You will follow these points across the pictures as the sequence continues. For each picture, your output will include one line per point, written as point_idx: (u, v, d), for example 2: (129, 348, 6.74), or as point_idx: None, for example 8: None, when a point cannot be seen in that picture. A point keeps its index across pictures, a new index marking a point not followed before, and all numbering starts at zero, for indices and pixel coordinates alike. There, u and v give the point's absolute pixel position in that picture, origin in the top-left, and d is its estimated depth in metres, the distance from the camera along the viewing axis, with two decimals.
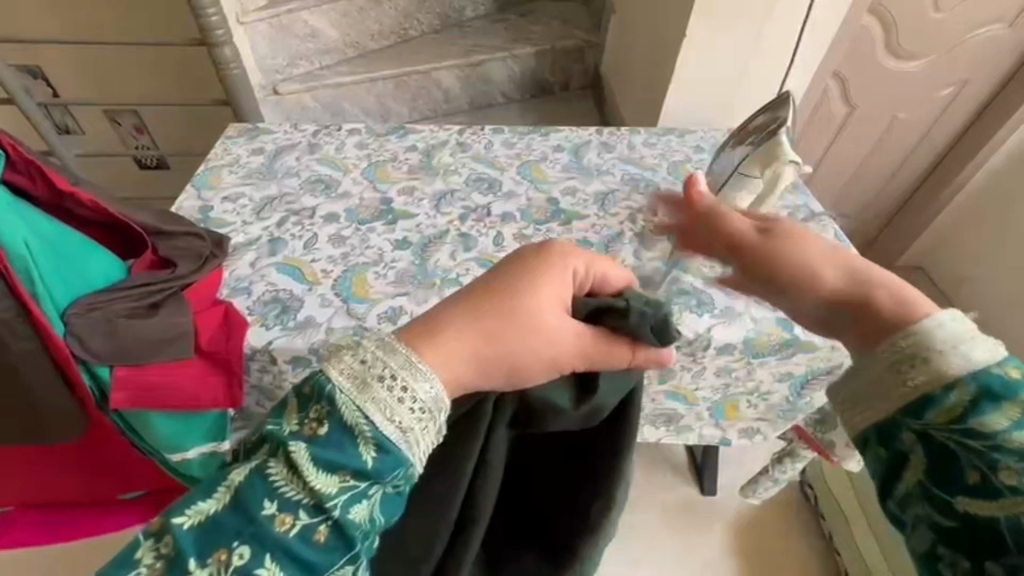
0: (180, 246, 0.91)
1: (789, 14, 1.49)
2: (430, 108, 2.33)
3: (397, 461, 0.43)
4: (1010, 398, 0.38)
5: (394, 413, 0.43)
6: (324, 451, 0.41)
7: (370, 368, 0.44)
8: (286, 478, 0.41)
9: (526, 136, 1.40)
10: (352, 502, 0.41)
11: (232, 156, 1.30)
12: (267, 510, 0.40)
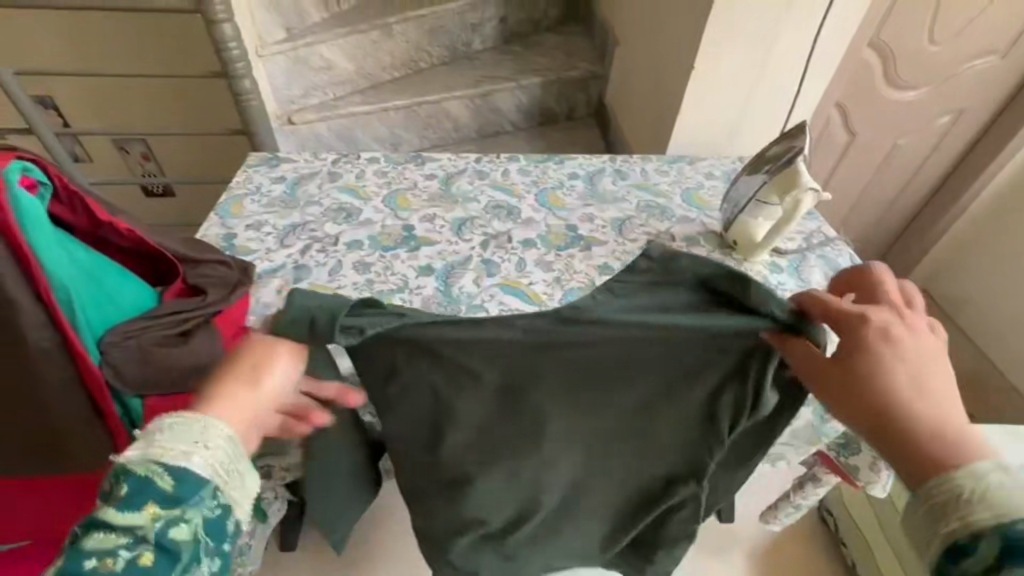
0: (209, 275, 0.91)
1: (793, 46, 1.55)
2: (440, 136, 2.38)
3: (198, 482, 0.52)
4: None
5: (187, 451, 0.52)
6: (127, 501, 0.49)
7: (152, 435, 0.53)
8: (95, 543, 0.47)
9: (542, 164, 1.43)
10: (168, 526, 0.49)
11: (256, 184, 1.32)
12: (89, 563, 0.47)
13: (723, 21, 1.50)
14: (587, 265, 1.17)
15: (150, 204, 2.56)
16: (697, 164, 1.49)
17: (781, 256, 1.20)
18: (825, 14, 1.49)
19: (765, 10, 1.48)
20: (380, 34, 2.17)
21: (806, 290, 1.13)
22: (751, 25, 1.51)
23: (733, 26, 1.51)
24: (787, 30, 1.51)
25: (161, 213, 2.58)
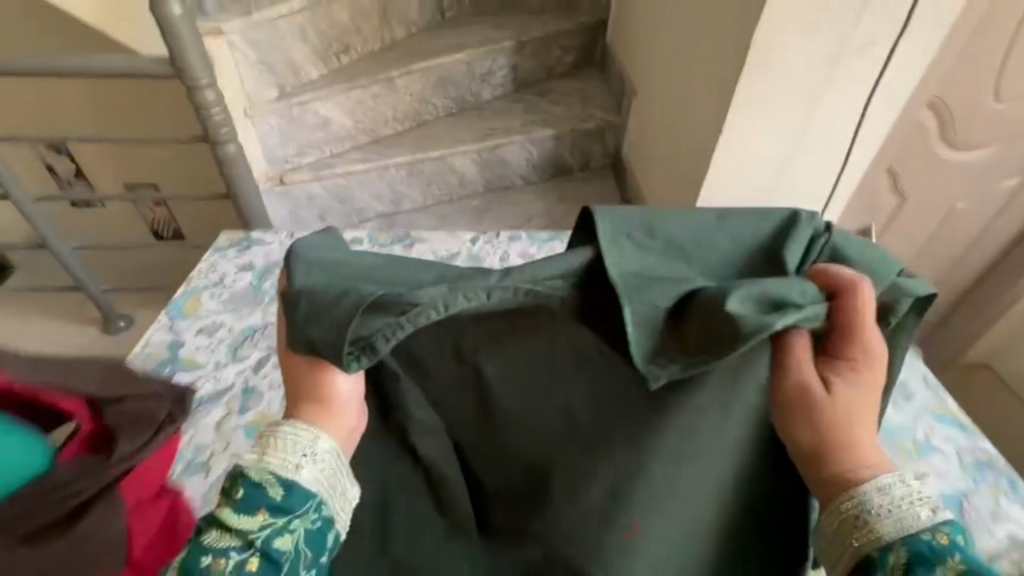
0: (128, 414, 0.78)
1: (838, 107, 1.35)
2: (445, 192, 2.23)
3: (304, 495, 0.57)
4: (937, 560, 0.49)
5: (290, 461, 0.58)
6: (242, 504, 0.55)
7: (265, 446, 0.59)
8: (212, 549, 0.53)
9: (546, 246, 1.25)
10: (275, 535, 0.54)
11: (220, 274, 1.16)
12: (205, 560, 0.52)
13: (758, 80, 1.32)
14: None
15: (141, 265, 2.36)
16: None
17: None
18: (876, 72, 1.29)
19: (807, 69, 1.29)
20: (382, 89, 2.05)
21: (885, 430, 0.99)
22: (790, 84, 1.32)
23: (770, 87, 1.32)
24: (832, 90, 1.32)
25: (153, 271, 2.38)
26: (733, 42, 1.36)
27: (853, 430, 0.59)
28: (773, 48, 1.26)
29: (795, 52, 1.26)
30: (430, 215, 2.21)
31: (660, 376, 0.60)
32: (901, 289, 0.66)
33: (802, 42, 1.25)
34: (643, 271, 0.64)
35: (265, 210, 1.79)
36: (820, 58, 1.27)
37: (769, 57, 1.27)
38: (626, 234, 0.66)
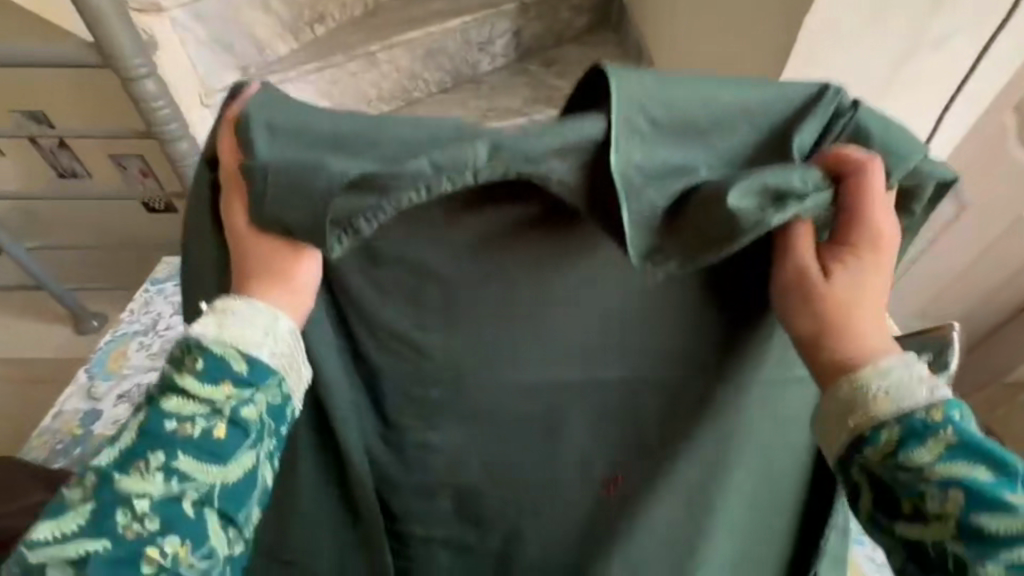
0: (29, 505, 0.97)
1: (908, 101, 1.11)
2: None
3: (265, 373, 0.65)
4: (931, 437, 0.57)
5: (252, 339, 0.65)
6: (206, 374, 0.63)
7: (224, 325, 0.65)
8: (175, 426, 0.62)
9: None
10: (243, 404, 0.64)
11: None
12: (173, 422, 0.62)
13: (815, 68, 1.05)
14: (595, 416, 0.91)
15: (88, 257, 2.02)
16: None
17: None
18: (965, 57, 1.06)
19: (880, 56, 1.02)
20: (362, 65, 1.80)
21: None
22: (854, 77, 1.05)
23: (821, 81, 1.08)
24: (905, 81, 1.07)
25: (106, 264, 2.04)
26: (783, 16, 1.05)
27: (852, 313, 0.64)
28: (841, 25, 0.98)
29: (870, 33, 0.99)
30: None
31: (656, 270, 0.60)
32: (926, 173, 0.64)
33: (877, 19, 0.97)
34: (650, 162, 0.59)
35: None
36: (895, 42, 1.01)
37: (834, 39, 1.00)
38: (627, 112, 0.58)
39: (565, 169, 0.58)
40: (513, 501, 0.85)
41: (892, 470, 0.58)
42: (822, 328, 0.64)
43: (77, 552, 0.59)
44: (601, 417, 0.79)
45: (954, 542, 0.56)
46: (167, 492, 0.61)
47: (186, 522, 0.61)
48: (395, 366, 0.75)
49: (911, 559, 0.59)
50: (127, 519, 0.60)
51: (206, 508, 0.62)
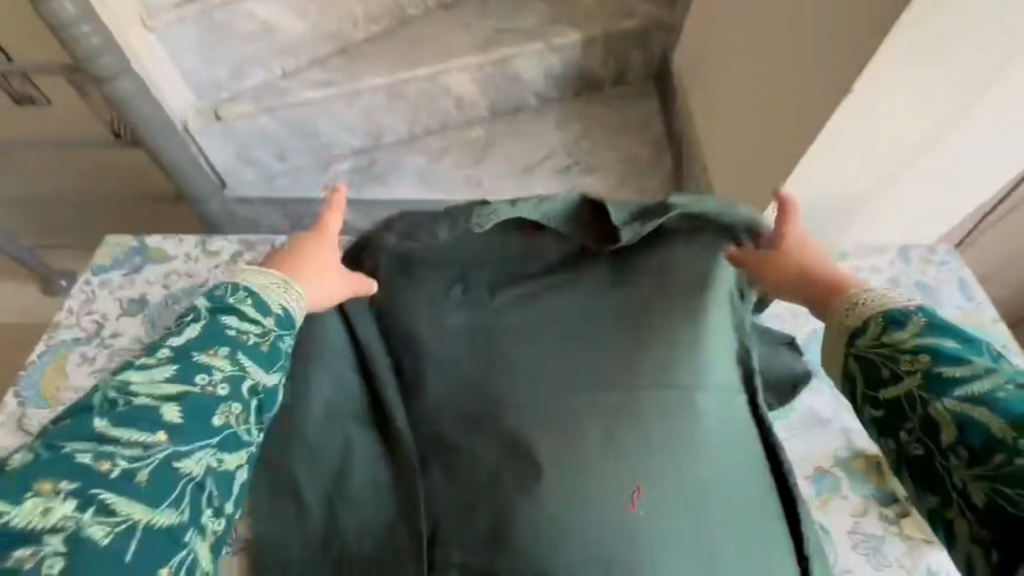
0: None
1: (874, 215, 0.96)
2: (430, 124, 1.36)
3: (293, 323, 0.61)
4: (905, 320, 0.54)
5: (285, 288, 0.63)
6: (260, 300, 0.60)
7: (262, 279, 0.63)
8: (236, 323, 0.57)
9: None
10: (283, 334, 0.59)
11: (95, 317, 0.82)
12: (230, 330, 0.57)
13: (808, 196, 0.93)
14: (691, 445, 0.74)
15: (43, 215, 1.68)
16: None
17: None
18: (968, 179, 0.90)
19: (876, 167, 0.88)
20: None
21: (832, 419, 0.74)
22: (850, 171, 0.88)
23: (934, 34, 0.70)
24: (891, 195, 0.92)
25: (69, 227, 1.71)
26: (800, 97, 0.86)
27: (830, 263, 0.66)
28: (861, 118, 0.80)
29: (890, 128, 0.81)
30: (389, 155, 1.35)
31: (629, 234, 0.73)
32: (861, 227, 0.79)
33: (904, 112, 0.80)
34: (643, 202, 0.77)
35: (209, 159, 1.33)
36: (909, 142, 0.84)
37: (850, 131, 0.82)
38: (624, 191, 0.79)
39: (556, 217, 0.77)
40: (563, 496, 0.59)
41: (880, 352, 0.53)
42: (799, 271, 0.67)
43: (154, 397, 0.50)
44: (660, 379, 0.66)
45: (949, 409, 0.47)
46: (231, 370, 0.54)
47: (245, 405, 0.54)
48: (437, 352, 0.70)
49: (923, 439, 0.48)
50: (201, 379, 0.52)
51: (257, 399, 0.55)
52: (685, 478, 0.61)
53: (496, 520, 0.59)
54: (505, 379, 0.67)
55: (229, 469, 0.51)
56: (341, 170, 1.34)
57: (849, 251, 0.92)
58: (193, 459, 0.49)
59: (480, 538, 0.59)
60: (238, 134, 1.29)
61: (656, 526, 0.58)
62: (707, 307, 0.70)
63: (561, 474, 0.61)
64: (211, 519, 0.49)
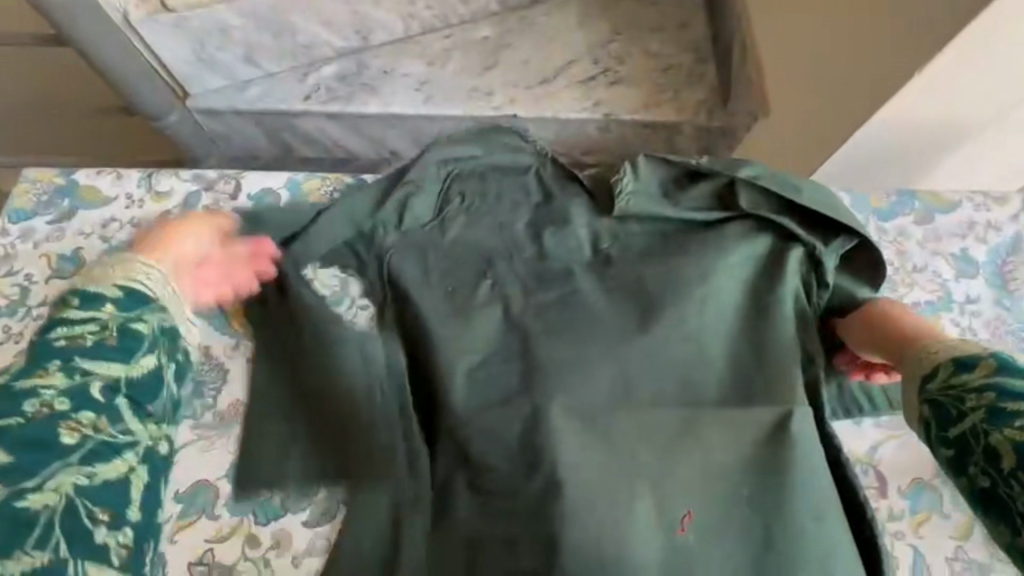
0: None
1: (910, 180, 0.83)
2: (431, 19, 1.08)
3: (145, 300, 0.51)
4: (976, 359, 0.47)
5: (127, 270, 0.52)
6: (92, 295, 0.49)
7: (100, 273, 0.52)
8: (64, 332, 0.47)
9: (621, 234, 0.67)
10: (132, 320, 0.49)
11: (19, 281, 0.65)
12: (58, 341, 0.47)
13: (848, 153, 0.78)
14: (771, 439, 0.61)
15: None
16: (899, 227, 0.72)
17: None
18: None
19: (944, 126, 0.72)
20: None
21: None
22: (913, 130, 0.73)
23: None
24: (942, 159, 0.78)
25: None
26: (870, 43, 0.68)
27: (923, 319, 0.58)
28: (950, 73, 0.64)
29: (977, 82, 0.66)
30: (381, 59, 1.09)
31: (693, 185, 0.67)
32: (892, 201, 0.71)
33: (1005, 62, 0.63)
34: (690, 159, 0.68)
35: (160, 62, 1.02)
36: (990, 100, 0.68)
37: (935, 87, 0.65)
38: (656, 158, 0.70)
39: (586, 180, 0.70)
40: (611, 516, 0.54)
41: (950, 394, 0.47)
42: (884, 314, 0.59)
43: None
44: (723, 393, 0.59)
45: (1009, 438, 0.42)
46: (68, 383, 0.46)
47: (109, 408, 0.46)
48: (465, 340, 0.62)
49: (1000, 472, 0.43)
50: (31, 405, 0.44)
51: (120, 396, 0.47)
52: (733, 503, 0.54)
53: (546, 548, 0.53)
54: (545, 378, 0.59)
55: (109, 479, 0.44)
56: (323, 78, 1.08)
57: (961, 200, 0.73)
58: (51, 484, 0.42)
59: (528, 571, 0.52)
60: (192, 25, 0.97)
61: (708, 548, 0.53)
62: (779, 300, 0.62)
63: (604, 498, 0.54)
64: (107, 534, 0.43)
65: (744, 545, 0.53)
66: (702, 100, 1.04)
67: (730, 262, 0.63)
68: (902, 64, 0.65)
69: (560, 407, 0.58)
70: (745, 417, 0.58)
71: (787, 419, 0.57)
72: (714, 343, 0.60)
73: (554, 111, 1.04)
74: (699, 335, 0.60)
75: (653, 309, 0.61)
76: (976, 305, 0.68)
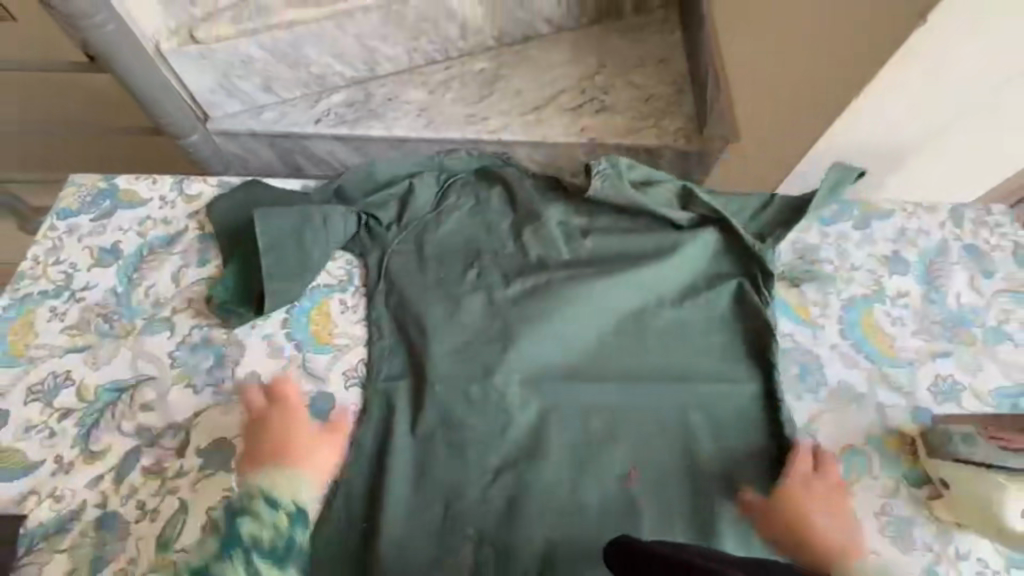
0: None
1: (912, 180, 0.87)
2: (434, 53, 1.22)
3: (304, 515, 0.50)
4: None
5: (287, 485, 0.51)
6: (269, 496, 0.49)
7: (262, 484, 0.50)
8: (244, 528, 0.47)
9: (591, 234, 0.77)
10: (297, 525, 0.49)
11: (64, 269, 0.74)
12: (239, 534, 0.47)
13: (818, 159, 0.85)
14: (730, 408, 0.68)
15: (12, 154, 1.50)
16: (839, 231, 0.82)
17: (804, 324, 0.74)
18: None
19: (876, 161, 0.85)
20: None
21: (866, 393, 0.69)
22: (886, 132, 0.79)
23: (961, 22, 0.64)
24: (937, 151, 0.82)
25: (42, 168, 1.51)
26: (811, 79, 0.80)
27: None
28: (918, 69, 0.69)
29: (941, 79, 0.71)
30: (385, 87, 1.22)
31: (653, 196, 0.78)
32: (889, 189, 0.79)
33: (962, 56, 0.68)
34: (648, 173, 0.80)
35: (187, 89, 1.14)
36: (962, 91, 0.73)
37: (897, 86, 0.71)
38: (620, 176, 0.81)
39: (560, 191, 0.81)
40: (569, 474, 0.63)
41: None
42: None
43: None
44: (670, 370, 0.69)
45: None
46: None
47: None
48: (453, 321, 0.71)
49: None
50: None
51: None
52: (670, 467, 0.64)
53: (510, 492, 0.62)
54: (520, 355, 0.69)
55: None
56: (332, 104, 1.20)
57: (893, 210, 0.83)
58: None
59: (495, 514, 0.61)
60: (218, 57, 1.10)
61: (648, 500, 0.63)
62: (719, 293, 0.74)
63: (564, 459, 0.64)
64: None
65: (676, 497, 0.63)
66: (678, 127, 1.15)
67: (679, 258, 0.75)
68: (864, 67, 0.71)
69: (533, 378, 0.68)
70: (681, 393, 0.68)
71: (710, 393, 0.68)
72: (658, 327, 0.72)
73: (542, 135, 1.15)
74: (643, 322, 0.72)
75: (613, 299, 0.72)
76: (906, 298, 0.77)
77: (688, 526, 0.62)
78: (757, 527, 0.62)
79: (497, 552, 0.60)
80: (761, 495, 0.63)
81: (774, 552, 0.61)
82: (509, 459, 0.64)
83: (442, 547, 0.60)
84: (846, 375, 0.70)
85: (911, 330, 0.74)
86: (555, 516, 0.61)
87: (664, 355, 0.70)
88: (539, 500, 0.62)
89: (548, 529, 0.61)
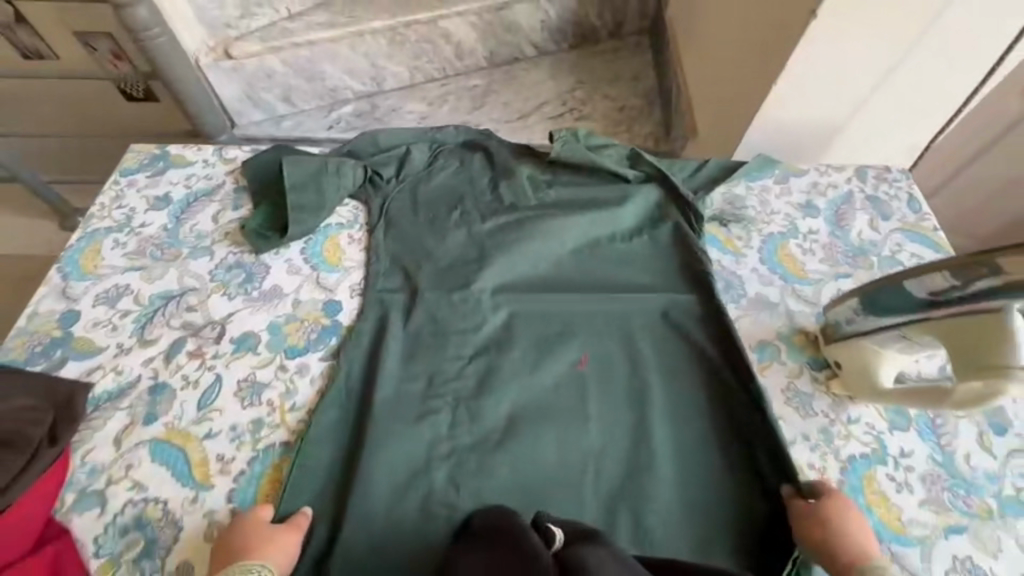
0: None
1: (850, 151, 1.02)
2: (433, 72, 1.44)
3: None
4: None
5: None
6: None
7: None
8: None
9: (555, 185, 0.94)
10: None
11: (126, 212, 0.91)
12: None
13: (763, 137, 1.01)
14: (666, 314, 0.83)
15: (62, 156, 1.71)
16: (763, 185, 0.98)
17: (730, 254, 0.89)
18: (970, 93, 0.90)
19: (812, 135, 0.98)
20: None
21: (778, 304, 0.84)
22: (814, 107, 0.93)
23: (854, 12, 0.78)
24: (866, 126, 0.96)
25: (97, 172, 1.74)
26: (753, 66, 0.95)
27: None
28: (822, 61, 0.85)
29: (847, 59, 0.84)
30: (390, 100, 1.43)
31: (605, 155, 0.96)
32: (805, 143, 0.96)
33: (863, 45, 0.83)
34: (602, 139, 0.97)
35: (218, 96, 1.32)
36: (872, 73, 0.88)
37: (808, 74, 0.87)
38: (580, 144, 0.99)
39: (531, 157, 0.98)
40: (530, 360, 0.78)
41: None
42: None
43: None
44: (615, 286, 0.84)
45: None
46: None
47: None
48: (438, 247, 0.87)
49: None
50: None
51: None
52: (613, 359, 0.79)
53: (481, 373, 0.76)
54: (493, 271, 0.84)
55: None
56: (344, 113, 1.41)
57: (809, 169, 1.00)
58: None
59: (468, 389, 0.75)
60: (248, 70, 1.29)
61: (594, 382, 0.77)
62: (659, 229, 0.90)
63: (526, 349, 0.79)
64: None
65: (617, 381, 0.77)
66: (647, 131, 1.35)
67: (627, 201, 0.91)
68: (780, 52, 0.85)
69: (503, 289, 0.83)
70: (624, 301, 0.83)
71: (648, 302, 0.83)
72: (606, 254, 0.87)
73: (525, 136, 1.34)
74: (594, 250, 0.88)
75: (570, 230, 0.88)
76: (816, 235, 0.93)
77: (626, 403, 0.76)
78: (682, 402, 0.76)
79: (469, 416, 0.73)
80: (687, 378, 0.78)
81: (695, 418, 0.75)
82: (482, 348, 0.78)
83: (424, 412, 0.74)
84: (764, 292, 0.85)
85: (820, 259, 0.90)
86: (517, 390, 0.75)
87: (611, 275, 0.85)
88: (504, 377, 0.76)
89: (511, 399, 0.75)
